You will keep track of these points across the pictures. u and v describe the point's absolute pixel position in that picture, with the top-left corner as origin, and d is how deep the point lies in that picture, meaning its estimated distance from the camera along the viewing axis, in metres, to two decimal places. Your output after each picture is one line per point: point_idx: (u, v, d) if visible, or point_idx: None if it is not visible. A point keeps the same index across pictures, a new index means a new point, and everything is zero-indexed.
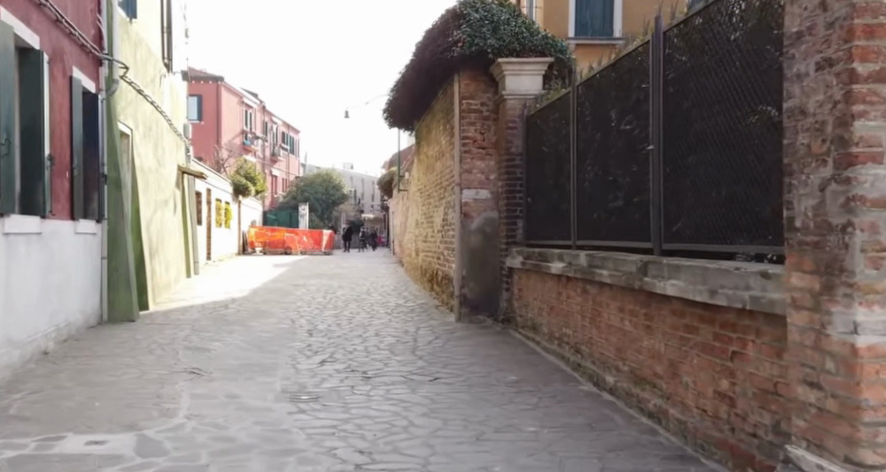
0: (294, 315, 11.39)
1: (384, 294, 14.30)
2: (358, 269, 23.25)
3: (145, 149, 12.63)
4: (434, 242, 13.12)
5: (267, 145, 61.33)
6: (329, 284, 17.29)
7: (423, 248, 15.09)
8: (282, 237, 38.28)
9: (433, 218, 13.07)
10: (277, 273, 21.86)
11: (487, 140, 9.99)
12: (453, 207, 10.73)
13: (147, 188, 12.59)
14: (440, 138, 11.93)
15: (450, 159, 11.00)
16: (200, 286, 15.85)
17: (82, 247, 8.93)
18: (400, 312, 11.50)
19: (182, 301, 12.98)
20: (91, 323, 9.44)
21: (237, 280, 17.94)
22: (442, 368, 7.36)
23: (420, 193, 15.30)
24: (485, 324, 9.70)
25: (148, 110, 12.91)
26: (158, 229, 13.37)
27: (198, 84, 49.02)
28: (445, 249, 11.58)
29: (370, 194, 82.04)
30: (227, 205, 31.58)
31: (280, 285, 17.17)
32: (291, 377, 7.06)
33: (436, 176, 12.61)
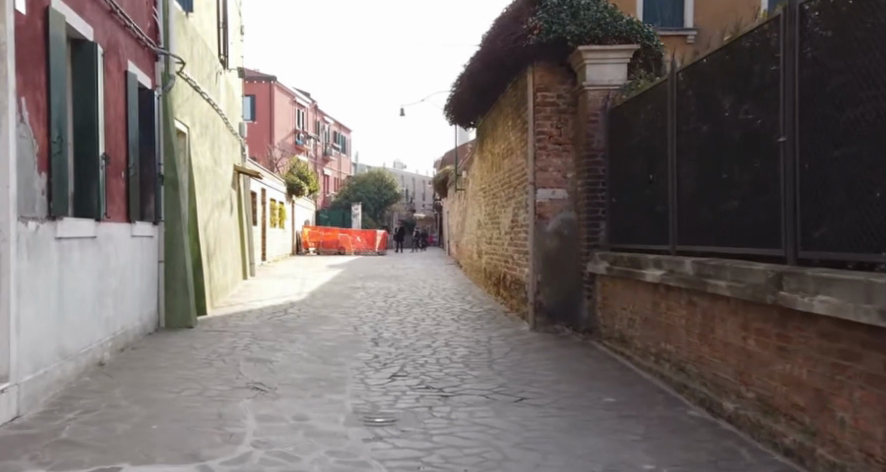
0: (357, 322, 10.84)
1: (447, 299, 13.67)
2: (415, 271, 22.68)
3: (202, 149, 12.24)
4: (501, 244, 12.42)
5: (319, 144, 61.52)
6: (388, 287, 16.75)
7: (487, 250, 14.39)
8: (336, 237, 38.08)
9: (500, 219, 12.37)
10: (333, 274, 21.44)
11: (563, 135, 9.23)
12: (526, 208, 10.01)
13: (204, 189, 12.20)
14: (509, 134, 11.21)
15: (521, 156, 10.28)
16: (257, 289, 15.49)
17: (138, 251, 8.52)
18: (467, 319, 10.86)
19: (240, 305, 12.57)
20: (149, 330, 9.05)
21: (294, 282, 17.56)
22: (526, 386, 6.66)
23: (484, 192, 14.62)
24: (564, 334, 8.98)
25: (204, 109, 12.52)
26: (215, 231, 12.98)
27: (251, 84, 49.32)
28: (516, 253, 10.88)
29: (421, 194, 81.69)
30: (282, 205, 31.43)
31: (338, 287, 16.71)
32: (361, 394, 6.45)
33: (504, 174, 11.90)
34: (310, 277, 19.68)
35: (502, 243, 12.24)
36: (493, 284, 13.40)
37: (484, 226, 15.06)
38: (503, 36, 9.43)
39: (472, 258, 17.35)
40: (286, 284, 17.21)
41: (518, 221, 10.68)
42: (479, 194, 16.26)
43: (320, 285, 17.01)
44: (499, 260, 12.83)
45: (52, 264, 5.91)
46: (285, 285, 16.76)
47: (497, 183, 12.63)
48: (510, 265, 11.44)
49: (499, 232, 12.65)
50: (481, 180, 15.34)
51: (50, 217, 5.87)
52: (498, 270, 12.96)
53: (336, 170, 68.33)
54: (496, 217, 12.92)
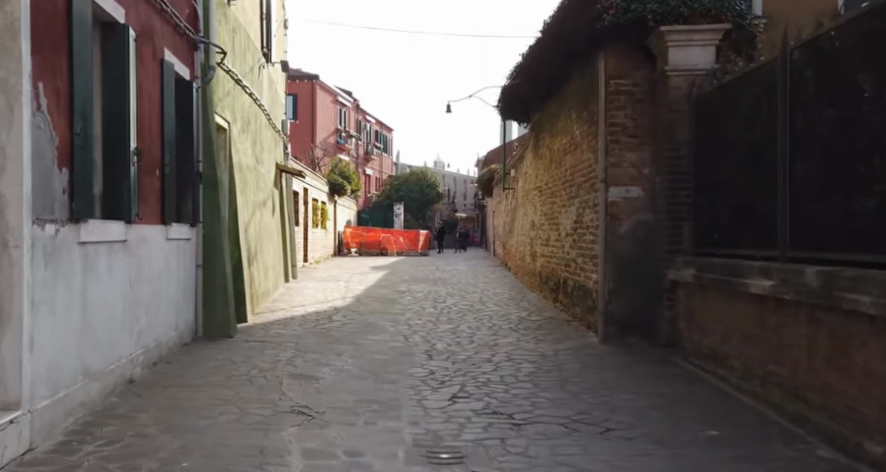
0: (407, 332, 10.07)
1: (501, 306, 12.81)
2: (461, 273, 21.85)
3: (244, 146, 11.62)
4: (562, 247, 11.52)
5: (360, 144, 61.18)
6: (436, 292, 15.96)
7: (544, 254, 13.50)
8: (378, 237, 37.55)
9: (561, 221, 11.48)
10: (377, 276, 20.75)
11: (639, 126, 8.31)
12: (594, 208, 9.12)
13: (246, 189, 11.57)
14: (573, 128, 10.33)
15: (589, 151, 9.39)
16: (301, 293, 14.85)
17: (173, 255, 7.86)
18: (526, 329, 10.00)
19: (282, 311, 11.91)
20: (185, 340, 8.38)
21: (338, 286, 16.90)
22: (610, 413, 5.75)
23: (541, 192, 13.74)
24: (640, 348, 8.06)
25: (247, 104, 11.89)
26: (257, 232, 12.36)
27: (293, 83, 49.11)
28: (581, 257, 9.99)
29: (462, 194, 80.89)
30: (324, 205, 30.90)
31: (383, 291, 15.98)
32: (420, 421, 5.62)
33: (565, 172, 11.01)
34: (354, 279, 19.01)
35: (563, 247, 11.35)
36: (551, 290, 12.50)
37: (539, 228, 14.18)
38: (571, 18, 8.57)
39: (524, 262, 16.47)
40: (330, 287, 16.55)
41: (584, 223, 9.80)
42: (533, 194, 15.39)
43: (365, 289, 16.31)
44: (558, 263, 11.93)
45: (74, 273, 5.22)
46: (329, 289, 16.10)
47: (557, 181, 11.73)
48: (573, 270, 10.56)
49: (559, 234, 11.77)
50: (537, 179, 14.48)
51: (72, 220, 5.17)
52: (557, 275, 12.06)
53: (377, 170, 67.88)
54: (556, 218, 12.03)
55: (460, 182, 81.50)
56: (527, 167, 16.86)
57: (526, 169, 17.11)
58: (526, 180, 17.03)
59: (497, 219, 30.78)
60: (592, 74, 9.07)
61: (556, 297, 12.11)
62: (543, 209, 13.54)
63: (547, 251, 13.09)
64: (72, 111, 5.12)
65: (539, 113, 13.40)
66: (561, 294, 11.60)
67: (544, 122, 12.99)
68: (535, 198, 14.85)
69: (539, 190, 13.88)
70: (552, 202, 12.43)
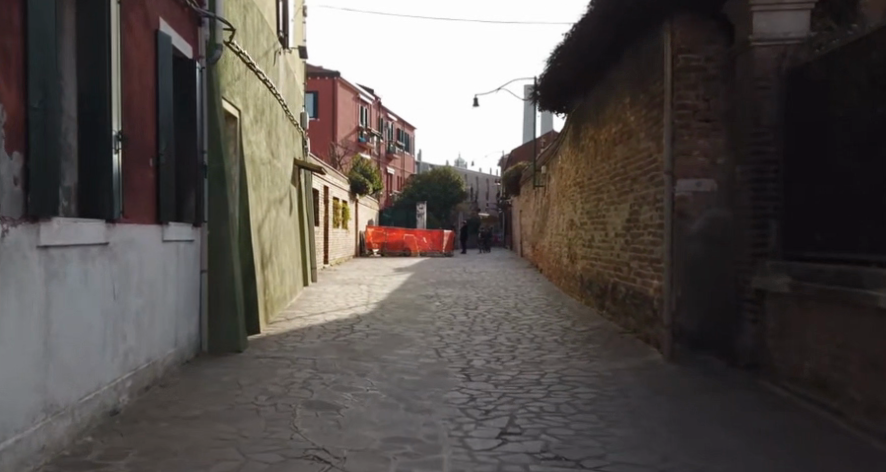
0: (439, 345, 8.94)
1: (540, 314, 11.63)
2: (489, 276, 20.68)
3: (258, 137, 10.59)
4: (610, 248, 10.33)
5: (382, 142, 60.26)
6: (465, 297, 14.80)
7: (586, 256, 12.29)
8: (401, 237, 36.48)
9: (610, 219, 10.30)
10: (401, 279, 19.62)
11: (712, 108, 7.16)
12: (656, 205, 7.96)
13: (260, 185, 10.53)
14: (626, 114, 9.16)
15: (648, 139, 8.21)
16: (320, 299, 13.78)
17: (172, 259, 6.80)
18: (574, 343, 8.82)
19: (300, 319, 10.83)
20: (187, 357, 7.31)
21: (360, 290, 15.80)
22: (703, 459, 4.57)
23: (583, 189, 12.56)
24: (716, 368, 6.87)
25: (261, 91, 10.86)
26: (272, 233, 11.32)
27: (314, 80, 48.26)
28: (636, 261, 8.81)
29: (485, 192, 79.74)
30: (345, 204, 29.88)
31: (409, 296, 14.87)
32: (466, 469, 4.49)
33: (616, 165, 9.82)
34: (377, 282, 17.92)
35: (613, 248, 10.15)
36: (596, 296, 11.30)
37: (580, 227, 12.98)
38: None
39: (562, 264, 15.27)
40: (351, 291, 15.47)
41: (641, 221, 8.63)
42: (571, 191, 14.17)
43: (390, 293, 15.20)
44: (605, 267, 10.72)
45: (34, 285, 4.14)
46: (351, 293, 15.01)
47: (606, 174, 10.54)
48: (627, 275, 9.37)
49: (607, 234, 10.58)
50: (577, 175, 13.28)
51: (32, 217, 4.10)
52: (603, 280, 10.85)
53: (399, 169, 66.87)
54: (603, 216, 10.84)
55: (483, 181, 80.27)
56: (564, 162, 15.66)
57: (563, 164, 15.90)
58: (564, 175, 15.81)
59: (525, 219, 29.57)
60: (653, 50, 7.90)
61: (602, 305, 10.90)
62: (586, 206, 12.35)
63: (591, 252, 11.88)
64: (28, 80, 4.07)
65: (582, 100, 12.21)
66: (610, 301, 10.41)
67: (588, 110, 11.80)
68: (575, 195, 13.65)
69: (581, 185, 12.69)
70: (598, 198, 11.23)
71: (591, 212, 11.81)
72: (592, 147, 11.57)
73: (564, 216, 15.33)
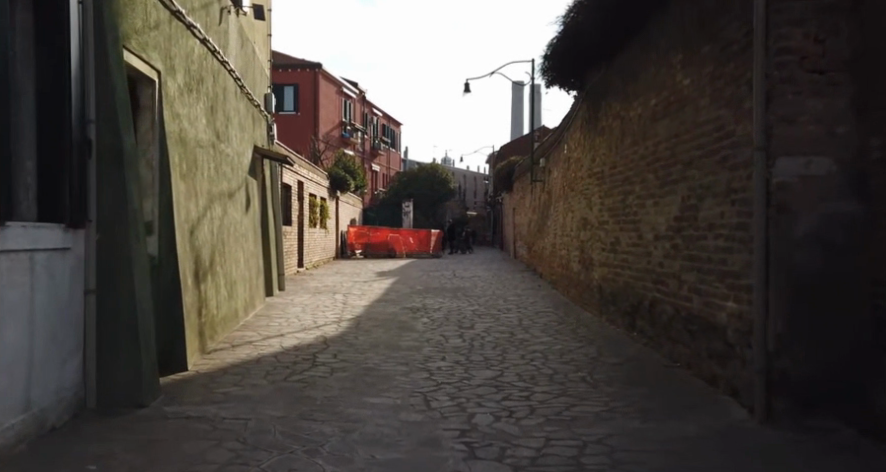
0: (427, 388, 6.62)
1: (553, 337, 9.33)
2: (484, 282, 18.35)
3: (194, 112, 8.21)
4: (648, 255, 8.05)
5: (366, 138, 57.86)
6: (459, 310, 12.47)
7: (608, 261, 10.02)
8: (386, 237, 34.09)
9: (648, 217, 8.00)
10: (383, 286, 17.26)
11: (829, 53, 4.93)
12: (730, 197, 5.69)
13: (197, 174, 8.16)
14: (678, 76, 6.88)
15: (716, 107, 5.95)
16: (283, 315, 11.41)
17: (15, 278, 4.41)
18: (610, 386, 6.52)
19: (249, 346, 8.48)
20: (52, 424, 4.91)
21: (333, 301, 13.43)
22: None
23: (604, 179, 10.27)
24: (843, 439, 4.62)
25: (200, 53, 8.50)
26: (215, 235, 8.95)
27: (294, 72, 45.76)
28: (694, 274, 6.53)
29: (473, 191, 77.51)
30: (323, 201, 27.46)
31: (391, 310, 12.53)
32: None
33: (660, 147, 7.53)
34: (356, 291, 15.57)
35: (652, 255, 7.88)
36: (625, 314, 9.03)
37: (599, 226, 10.70)
38: None
39: (572, 271, 12.99)
40: (322, 303, 13.09)
41: (702, 220, 6.36)
42: (584, 184, 11.94)
43: (368, 306, 12.87)
44: (639, 279, 8.43)
45: None
46: (321, 306, 12.62)
47: (641, 158, 8.25)
48: (675, 292, 7.11)
49: (642, 238, 8.30)
50: (594, 162, 11.01)
51: None
52: (636, 293, 8.58)
53: (384, 166, 64.54)
54: (636, 213, 8.56)
55: (470, 179, 78.02)
56: (574, 150, 13.41)
57: (573, 154, 13.62)
58: (573, 166, 13.53)
59: (520, 217, 27.35)
60: None
61: (635, 326, 8.62)
62: (607, 200, 10.06)
63: (616, 257, 9.60)
64: None
65: (604, 70, 9.93)
66: (647, 323, 8.14)
67: (613, 80, 9.51)
68: (590, 188, 11.38)
69: (601, 176, 10.42)
70: (628, 191, 8.95)
71: (617, 209, 9.52)
72: (619, 127, 9.28)
73: (574, 214, 13.07)
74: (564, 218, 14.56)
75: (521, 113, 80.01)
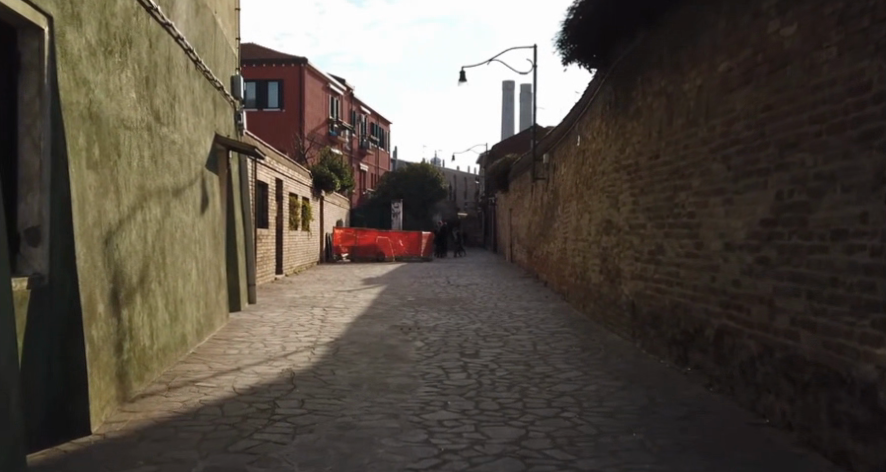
0: (426, 463, 4.66)
1: (581, 371, 7.41)
2: (482, 292, 16.42)
3: (117, 81, 6.22)
4: (715, 269, 6.15)
5: (354, 137, 55.89)
6: (459, 331, 10.51)
7: (647, 274, 8.11)
8: (374, 239, 32.36)
9: (715, 221, 6.10)
10: (370, 297, 15.31)
11: None
12: (883, 190, 3.80)
13: (119, 163, 6.16)
14: (772, 28, 5.00)
15: (854, 58, 4.05)
16: (247, 338, 9.43)
17: None
18: (687, 459, 4.60)
19: (191, 388, 6.50)
20: None
21: (310, 318, 11.45)
22: None
23: (640, 173, 8.37)
24: None
25: (127, 6, 6.51)
26: (151, 242, 6.96)
27: (278, 67, 43.71)
28: (803, 302, 4.63)
29: (463, 191, 75.76)
30: (306, 202, 25.46)
31: (378, 329, 10.58)
32: None
33: (737, 126, 5.63)
34: (338, 304, 13.63)
35: (723, 270, 5.98)
36: (675, 342, 7.13)
37: (632, 232, 8.79)
38: None
39: (591, 283, 11.09)
40: (297, 321, 11.12)
41: (818, 226, 4.47)
42: (609, 181, 10.03)
43: (351, 325, 10.90)
44: (699, 301, 6.53)
45: None
46: (295, 325, 10.65)
47: (704, 143, 6.35)
48: (765, 323, 5.21)
49: (704, 247, 6.39)
50: (623, 154, 9.11)
51: None
52: (693, 318, 6.68)
53: (373, 166, 62.60)
54: (694, 216, 6.66)
55: (461, 180, 76.15)
56: (592, 142, 11.52)
57: (590, 146, 11.73)
58: (591, 161, 11.64)
59: (519, 220, 25.53)
60: None
61: (693, 360, 6.72)
62: (647, 198, 8.15)
63: (659, 271, 7.69)
64: None
65: (642, 37, 8.02)
66: (713, 359, 6.24)
67: (655, 48, 7.61)
68: (618, 184, 9.48)
69: (637, 168, 8.51)
70: (679, 185, 7.06)
71: (662, 209, 7.61)
72: (666, 106, 7.37)
73: (593, 216, 11.19)
74: (578, 221, 12.67)
75: (513, 113, 78.24)
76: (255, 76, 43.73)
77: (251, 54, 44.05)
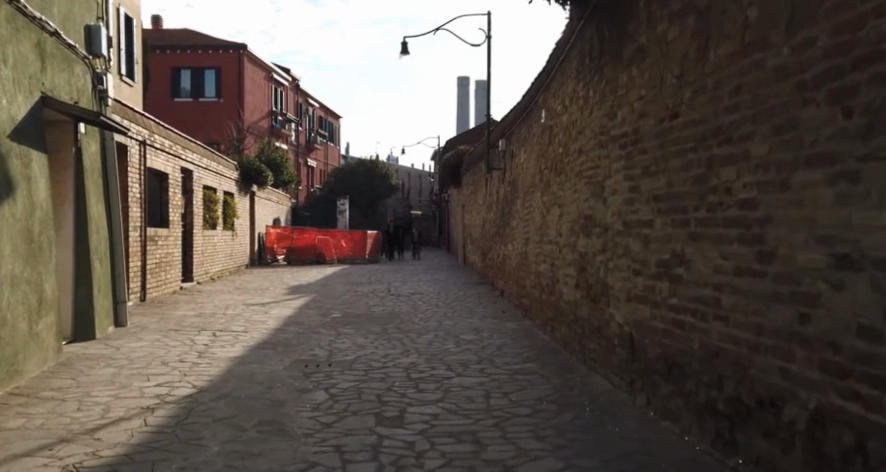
0: None
1: (562, 458, 4.59)
2: (427, 305, 13.60)
3: None
4: (810, 302, 3.40)
5: (300, 131, 52.47)
6: (384, 369, 7.62)
7: (658, 296, 5.35)
8: (312, 239, 29.45)
9: (814, 214, 3.35)
10: (285, 313, 12.32)
11: None
12: None
13: None
14: None
15: None
16: (64, 391, 6.36)
17: None
18: None
19: None
20: None
21: (185, 351, 8.42)
22: None
23: (645, 144, 5.60)
24: None
25: None
26: None
27: (214, 53, 39.93)
28: None
29: (417, 189, 73.00)
30: (230, 199, 22.22)
31: (273, 368, 7.63)
32: None
33: (880, 26, 2.87)
34: (238, 325, 10.59)
35: (831, 304, 3.22)
36: (713, 414, 4.38)
37: (630, 234, 6.03)
38: None
39: (565, 302, 8.32)
40: (164, 355, 8.08)
41: None
42: (592, 162, 7.25)
43: (237, 361, 7.92)
44: (766, 353, 3.79)
45: None
46: (154, 364, 7.62)
47: (784, 77, 3.59)
48: None
49: (783, 259, 3.65)
50: (616, 119, 6.33)
51: None
52: (753, 380, 3.93)
53: (321, 162, 59.31)
54: (757, 205, 3.90)
55: (415, 177, 73.28)
56: (565, 114, 8.73)
57: (562, 120, 8.93)
58: (563, 139, 8.85)
59: (472, 217, 22.77)
60: None
61: (751, 451, 3.97)
62: (658, 181, 5.39)
63: (680, 294, 4.94)
64: None
65: None
66: (800, 461, 3.51)
67: None
68: (605, 165, 6.72)
69: (639, 139, 5.75)
70: (722, 156, 4.30)
71: (685, 198, 4.85)
72: (696, 32, 4.61)
73: (567, 212, 8.43)
74: (545, 218, 9.86)
75: (468, 107, 75.75)
76: (190, 63, 39.90)
77: (185, 38, 40.30)
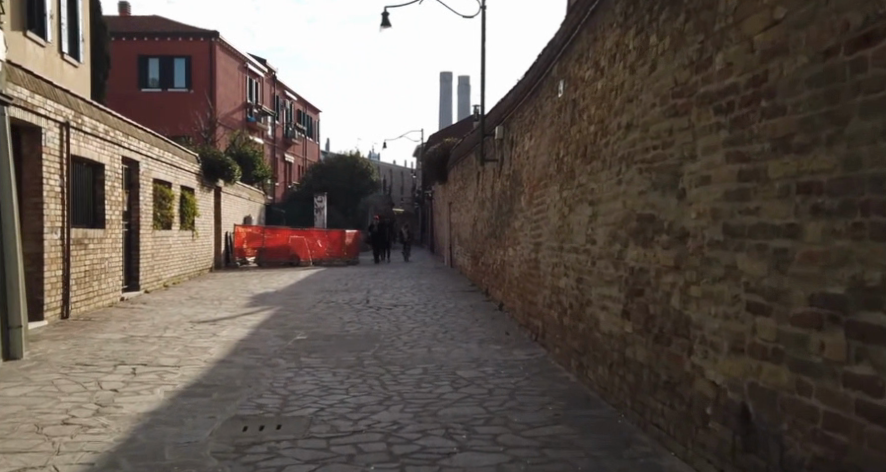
0: None
1: None
2: (412, 322, 11.34)
3: None
4: None
5: (277, 124, 49.90)
6: (356, 434, 5.35)
7: (814, 356, 3.16)
8: (286, 240, 27.09)
9: None
10: (239, 335, 9.99)
11: None
12: None
13: None
14: None
15: None
16: None
17: None
18: None
19: None
20: None
21: (79, 402, 6.11)
22: None
23: (779, 102, 3.41)
24: None
25: None
26: None
27: (184, 41, 37.07)
28: None
29: (399, 186, 70.62)
30: (190, 196, 19.73)
31: (196, 434, 5.32)
32: None
33: None
34: (170, 355, 8.28)
35: None
36: None
37: (741, 248, 3.82)
38: None
39: (605, 334, 6.12)
40: (45, 413, 5.72)
41: None
42: (654, 138, 5.07)
43: (148, 421, 5.60)
44: None
45: None
46: (22, 431, 5.27)
47: None
48: None
49: None
50: (712, 69, 4.09)
51: None
52: None
53: (299, 157, 56.75)
54: None
55: (397, 172, 70.99)
56: (602, 80, 6.50)
57: (596, 89, 6.71)
58: (598, 114, 6.62)
59: (461, 217, 20.54)
60: None
61: None
62: (814, 161, 3.17)
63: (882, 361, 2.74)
64: None
65: None
66: None
67: None
68: (684, 140, 4.52)
69: (768, 93, 3.52)
70: None
71: None
72: None
73: (605, 212, 6.23)
74: (567, 218, 7.65)
75: (452, 103, 73.56)
76: (157, 51, 36.97)
77: (153, 26, 37.54)
